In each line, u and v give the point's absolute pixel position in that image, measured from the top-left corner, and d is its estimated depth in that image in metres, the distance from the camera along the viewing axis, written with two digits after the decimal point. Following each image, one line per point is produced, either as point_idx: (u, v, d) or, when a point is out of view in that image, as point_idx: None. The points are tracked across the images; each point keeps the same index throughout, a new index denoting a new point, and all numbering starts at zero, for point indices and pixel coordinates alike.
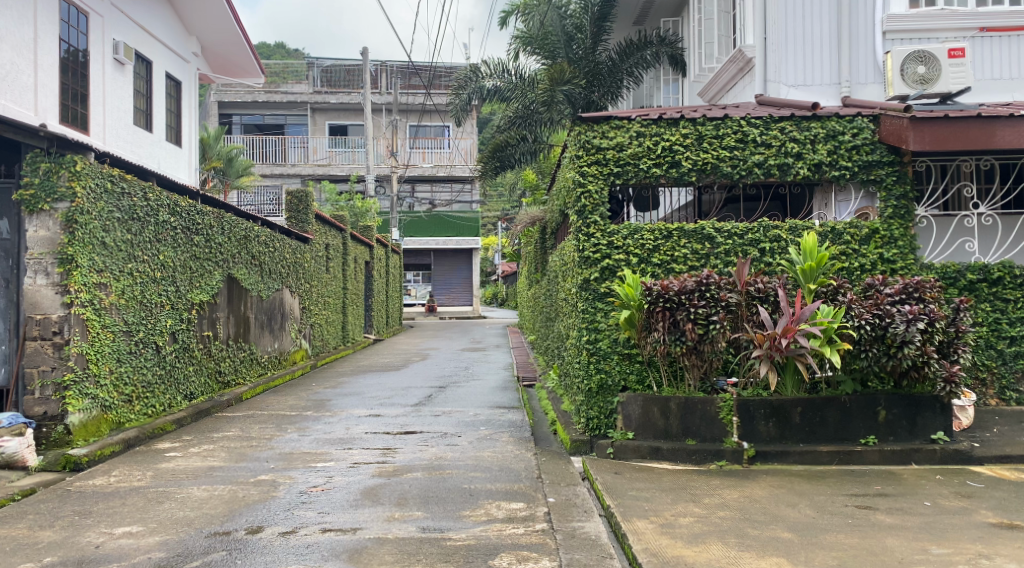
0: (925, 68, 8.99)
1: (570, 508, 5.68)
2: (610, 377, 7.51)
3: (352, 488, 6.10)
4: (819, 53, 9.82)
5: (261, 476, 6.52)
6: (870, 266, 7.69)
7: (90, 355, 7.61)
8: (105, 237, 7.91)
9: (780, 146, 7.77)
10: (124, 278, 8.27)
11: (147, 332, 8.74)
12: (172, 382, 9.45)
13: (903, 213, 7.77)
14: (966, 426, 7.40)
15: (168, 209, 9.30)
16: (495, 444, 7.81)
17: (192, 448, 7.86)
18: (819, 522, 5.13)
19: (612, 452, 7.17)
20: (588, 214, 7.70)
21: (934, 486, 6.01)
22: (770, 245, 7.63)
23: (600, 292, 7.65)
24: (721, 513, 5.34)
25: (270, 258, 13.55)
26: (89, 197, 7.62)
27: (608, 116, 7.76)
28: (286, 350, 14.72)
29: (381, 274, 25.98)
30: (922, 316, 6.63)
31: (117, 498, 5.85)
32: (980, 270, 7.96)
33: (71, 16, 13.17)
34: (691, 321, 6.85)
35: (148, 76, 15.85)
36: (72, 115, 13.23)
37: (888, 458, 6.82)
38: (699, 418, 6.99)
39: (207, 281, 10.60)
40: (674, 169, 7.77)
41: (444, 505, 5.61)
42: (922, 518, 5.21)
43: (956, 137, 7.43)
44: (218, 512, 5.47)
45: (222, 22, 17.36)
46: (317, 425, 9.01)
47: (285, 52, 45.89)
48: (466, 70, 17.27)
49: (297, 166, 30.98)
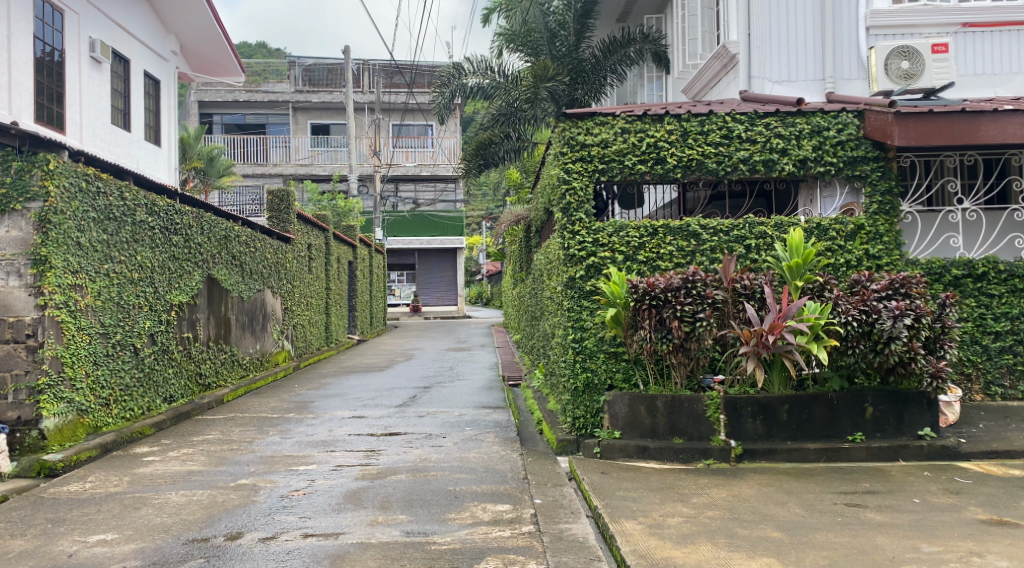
0: (909, 63, 8.98)
1: (556, 510, 5.60)
2: (595, 375, 7.43)
3: (334, 492, 5.97)
4: (803, 48, 9.78)
5: (242, 480, 6.39)
6: (855, 262, 7.66)
7: (65, 358, 7.44)
8: (80, 237, 7.73)
9: (766, 142, 7.72)
10: (100, 280, 8.11)
11: (125, 334, 8.58)
12: (151, 384, 9.28)
13: (889, 209, 7.75)
14: (952, 421, 7.39)
15: (145, 210, 9.13)
16: (480, 445, 7.72)
17: (171, 452, 7.71)
18: (809, 520, 5.08)
19: (599, 452, 7.09)
20: (573, 212, 7.63)
21: (922, 483, 5.97)
22: (756, 242, 7.59)
23: (585, 290, 7.58)
24: (710, 513, 5.28)
25: (251, 258, 13.35)
26: (62, 197, 7.45)
27: (592, 112, 7.68)
28: (268, 352, 14.56)
29: (365, 275, 25.81)
30: (909, 311, 6.59)
31: (92, 505, 5.71)
32: (965, 265, 7.96)
33: (46, 13, 12.94)
34: (677, 319, 6.78)
35: (126, 74, 15.61)
36: (48, 115, 13.00)
37: (877, 455, 6.77)
38: (687, 417, 6.93)
39: (187, 282, 10.43)
40: (659, 165, 7.70)
41: (429, 508, 5.51)
42: (912, 515, 5.17)
43: (940, 132, 7.40)
44: (197, 518, 5.34)
45: (202, 21, 17.17)
46: (299, 427, 8.87)
47: (267, 51, 45.50)
48: (449, 68, 17.20)
49: (279, 165, 30.56)
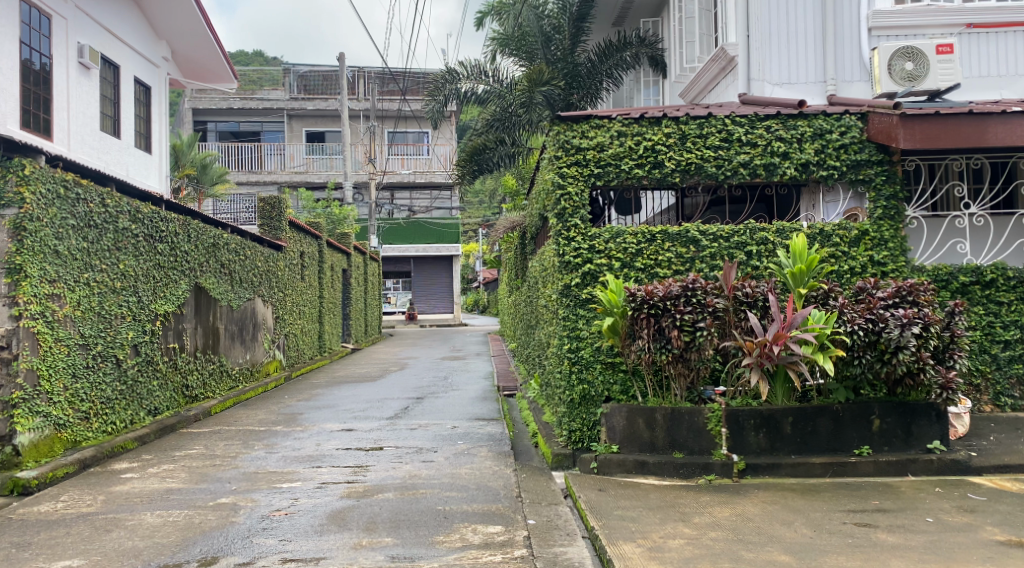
0: (913, 64, 8.78)
1: (551, 531, 5.32)
2: (592, 387, 7.18)
3: (317, 512, 5.69)
4: (803, 51, 9.55)
5: (222, 499, 6.09)
6: (860, 269, 7.41)
7: (41, 371, 7.18)
8: (58, 245, 7.46)
9: (767, 145, 7.48)
10: (80, 289, 7.82)
11: (106, 346, 8.30)
12: (134, 397, 8.99)
13: (894, 213, 7.52)
14: (962, 434, 7.14)
15: (128, 217, 8.85)
16: (472, 460, 7.44)
17: (150, 468, 7.41)
18: (818, 543, 4.81)
19: (596, 467, 6.80)
20: (568, 217, 7.37)
21: (934, 500, 5.70)
22: (757, 248, 7.34)
23: (581, 299, 7.32)
24: (713, 534, 5.01)
25: (240, 267, 13.06)
26: (39, 203, 7.16)
27: (588, 116, 7.42)
28: (258, 362, 14.25)
29: (359, 283, 25.53)
30: (917, 320, 6.33)
31: (61, 527, 5.42)
32: (973, 272, 7.71)
33: (32, 18, 12.67)
34: (677, 328, 6.51)
35: (116, 81, 15.36)
36: (35, 121, 12.74)
37: (884, 469, 6.51)
38: (686, 430, 6.66)
39: (173, 291, 10.14)
40: (656, 170, 7.46)
41: (416, 529, 5.23)
42: (925, 536, 4.90)
43: (946, 135, 7.19)
44: (171, 541, 5.05)
45: (194, 27, 16.94)
46: (285, 441, 8.59)
47: (264, 60, 45.18)
48: (442, 72, 16.83)
49: (273, 173, 30.62)
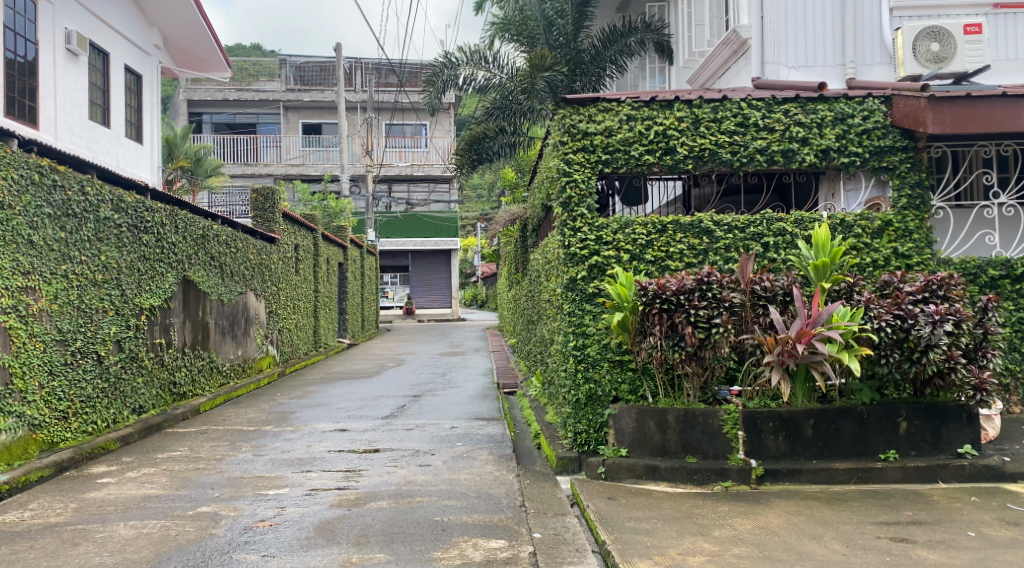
0: (938, 45, 8.46)
1: (559, 547, 4.89)
2: (599, 386, 6.76)
3: (305, 523, 5.26)
4: (820, 34, 9.12)
5: (201, 508, 5.65)
6: (883, 262, 6.99)
7: (14, 368, 6.72)
8: (32, 235, 6.99)
9: (784, 131, 7.03)
10: (57, 281, 7.37)
11: (86, 341, 7.84)
12: (117, 394, 8.54)
13: (919, 203, 7.09)
14: (993, 437, 6.74)
15: (111, 206, 8.39)
16: (471, 464, 7.00)
17: (129, 472, 6.96)
18: (853, 561, 4.38)
19: (604, 471, 6.36)
20: (574, 207, 6.94)
21: (973, 511, 5.28)
22: (775, 239, 6.90)
23: (587, 293, 6.89)
24: (736, 550, 4.58)
25: (231, 259, 12.57)
26: (10, 189, 6.68)
27: (595, 98, 6.98)
28: (250, 357, 13.80)
29: (356, 277, 25.09)
30: (949, 316, 5.91)
31: (24, 540, 4.97)
32: (1003, 265, 7.28)
33: (17, 2, 12.15)
34: (690, 324, 6.07)
35: (105, 69, 14.84)
36: (20, 109, 12.22)
37: (913, 475, 6.09)
38: (701, 433, 6.21)
39: (159, 284, 9.68)
40: (668, 156, 7.01)
41: (411, 544, 4.80)
42: (971, 553, 4.47)
43: (977, 120, 6.83)
44: (142, 558, 4.61)
45: (187, 14, 16.42)
46: (275, 442, 8.16)
47: (262, 52, 44.64)
48: (440, 59, 16.33)
49: (269, 165, 30.07)
